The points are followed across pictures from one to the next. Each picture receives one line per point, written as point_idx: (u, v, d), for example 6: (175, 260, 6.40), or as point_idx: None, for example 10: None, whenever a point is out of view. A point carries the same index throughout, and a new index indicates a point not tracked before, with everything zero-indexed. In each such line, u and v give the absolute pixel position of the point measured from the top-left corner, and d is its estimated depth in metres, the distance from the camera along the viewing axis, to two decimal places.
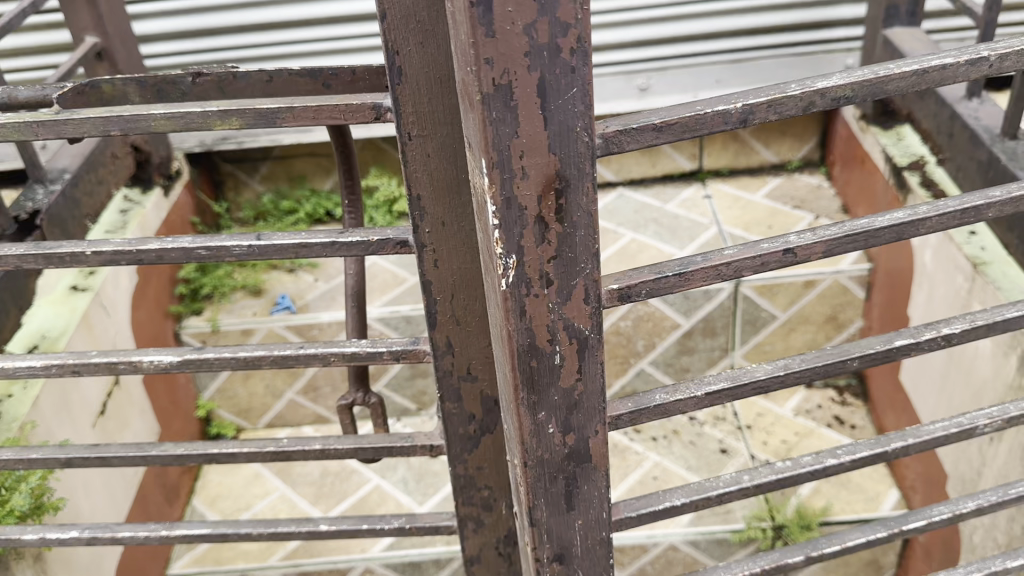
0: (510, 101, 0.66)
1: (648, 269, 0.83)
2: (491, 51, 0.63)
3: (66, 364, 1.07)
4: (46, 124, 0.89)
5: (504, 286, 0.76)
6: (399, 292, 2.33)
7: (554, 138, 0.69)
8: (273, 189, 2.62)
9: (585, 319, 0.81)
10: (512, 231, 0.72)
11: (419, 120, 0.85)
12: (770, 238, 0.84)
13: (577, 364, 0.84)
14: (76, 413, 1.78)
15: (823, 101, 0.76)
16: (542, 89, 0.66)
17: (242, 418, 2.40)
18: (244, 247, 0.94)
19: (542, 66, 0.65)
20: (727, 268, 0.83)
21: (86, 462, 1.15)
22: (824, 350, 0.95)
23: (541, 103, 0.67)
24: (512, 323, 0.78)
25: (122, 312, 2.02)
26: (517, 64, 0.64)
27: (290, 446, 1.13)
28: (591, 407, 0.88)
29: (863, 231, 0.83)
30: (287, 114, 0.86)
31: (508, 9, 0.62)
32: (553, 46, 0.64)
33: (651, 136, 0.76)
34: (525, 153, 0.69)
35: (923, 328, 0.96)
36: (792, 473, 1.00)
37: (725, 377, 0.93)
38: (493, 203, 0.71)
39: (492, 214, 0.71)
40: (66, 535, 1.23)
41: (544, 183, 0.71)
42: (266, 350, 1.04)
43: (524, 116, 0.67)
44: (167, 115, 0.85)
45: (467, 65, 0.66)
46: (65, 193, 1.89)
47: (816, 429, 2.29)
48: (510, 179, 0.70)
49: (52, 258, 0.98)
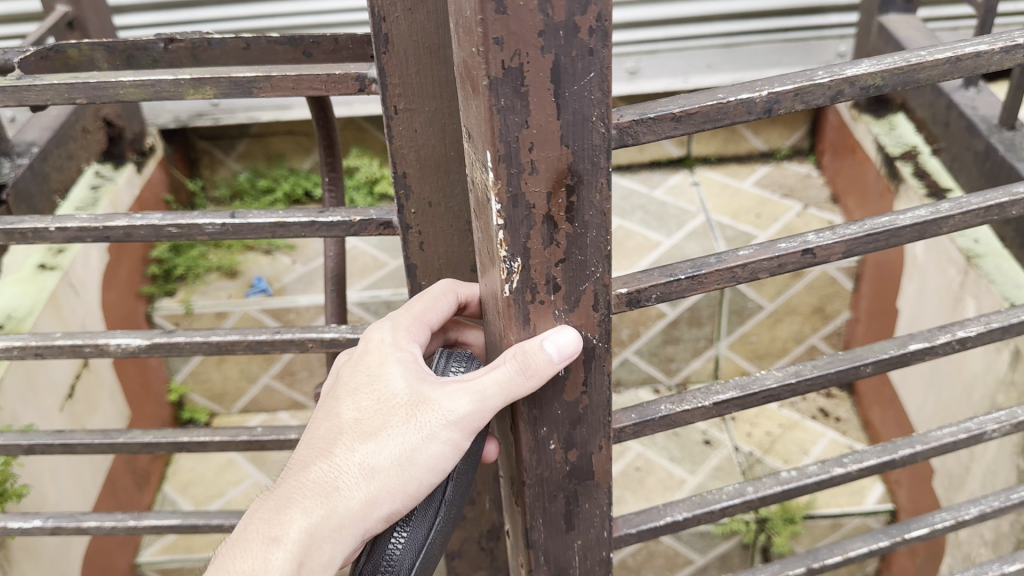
0: (521, 86, 0.61)
1: (660, 271, 0.79)
2: (501, 29, 0.58)
3: (28, 346, 1.00)
4: (5, 90, 0.82)
5: (507, 292, 0.71)
6: (381, 276, 2.27)
7: (566, 129, 0.64)
8: (250, 167, 2.55)
9: (594, 329, 0.77)
10: (518, 231, 0.68)
11: (405, 92, 0.79)
12: (787, 237, 0.80)
13: (582, 377, 0.79)
14: (42, 395, 1.72)
15: (852, 90, 0.72)
16: (556, 72, 0.60)
17: (215, 403, 2.34)
18: (216, 226, 0.89)
19: (557, 47, 0.59)
20: (742, 270, 0.79)
21: (49, 449, 1.08)
22: (836, 355, 0.91)
23: (555, 89, 0.61)
24: (514, 332, 0.74)
25: (92, 292, 1.95)
26: (529, 44, 0.59)
27: (265, 435, 1.08)
28: (596, 421, 0.83)
29: (883, 228, 0.79)
30: (264, 84, 0.81)
31: None
32: (570, 25, 0.59)
33: (669, 126, 0.71)
34: (535, 145, 0.64)
35: (937, 331, 0.92)
36: (797, 483, 0.96)
37: (734, 384, 0.89)
38: (497, 198, 0.66)
39: (496, 211, 0.66)
40: (29, 524, 1.17)
41: (555, 178, 0.66)
42: (239, 334, 0.99)
43: (536, 104, 0.62)
44: (136, 83, 0.80)
45: (473, 46, 0.60)
46: (32, 167, 1.80)
47: (801, 421, 2.26)
48: (518, 174, 0.65)
49: (13, 234, 0.92)
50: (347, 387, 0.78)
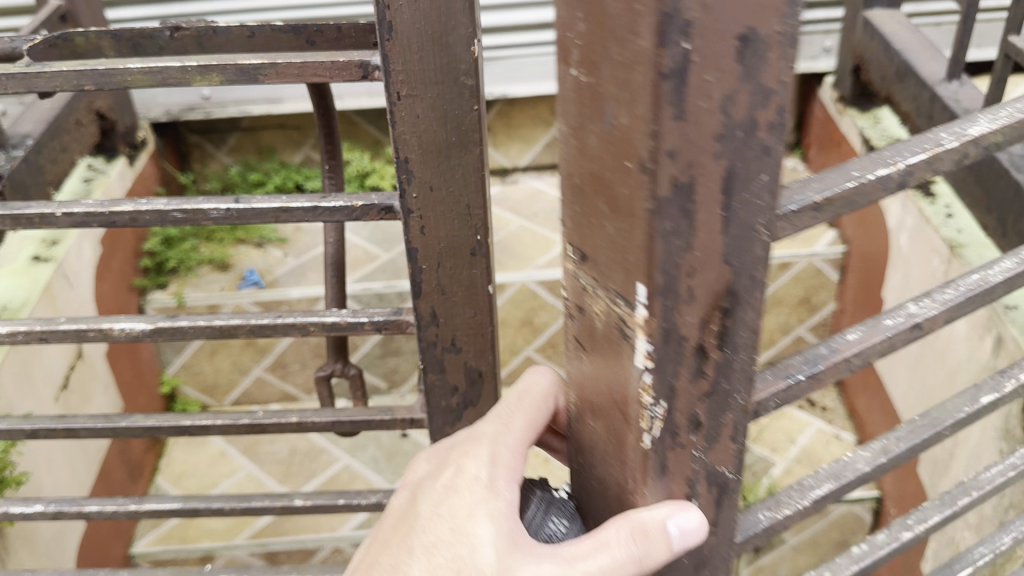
0: (688, 204, 0.47)
1: (772, 371, 0.66)
2: (672, 138, 0.44)
3: (32, 331, 1.02)
4: (14, 76, 0.83)
5: (645, 443, 0.59)
6: (373, 269, 2.29)
7: (730, 246, 0.50)
8: (241, 161, 2.56)
9: (732, 464, 0.64)
10: (664, 373, 0.55)
11: (407, 79, 0.81)
12: (887, 310, 0.70)
13: (712, 514, 0.67)
14: (37, 385, 1.72)
15: (975, 149, 0.64)
16: (729, 183, 0.48)
17: (207, 396, 2.35)
18: (221, 211, 0.90)
19: (731, 152, 0.46)
20: (856, 359, 0.68)
21: (52, 434, 1.09)
22: (913, 420, 0.83)
23: (723, 201, 0.48)
24: (647, 484, 0.62)
25: (85, 283, 1.95)
26: (702, 152, 0.46)
27: (266, 418, 1.09)
28: (715, 560, 0.73)
29: (981, 289, 0.72)
30: (270, 71, 0.82)
31: (704, 77, 0.43)
32: (749, 122, 0.46)
33: (809, 217, 0.59)
34: (695, 270, 0.50)
35: (1000, 377, 0.87)
36: (871, 559, 0.87)
37: (827, 476, 0.79)
38: (649, 340, 0.53)
39: (644, 351, 0.54)
40: (31, 509, 1.18)
41: (711, 305, 0.52)
42: (241, 319, 1.00)
43: (700, 222, 0.48)
44: (143, 70, 0.81)
45: (623, 158, 0.47)
46: (27, 159, 1.81)
47: (788, 411, 2.32)
48: (673, 308, 0.51)
49: (19, 220, 0.94)
50: (424, 542, 0.65)
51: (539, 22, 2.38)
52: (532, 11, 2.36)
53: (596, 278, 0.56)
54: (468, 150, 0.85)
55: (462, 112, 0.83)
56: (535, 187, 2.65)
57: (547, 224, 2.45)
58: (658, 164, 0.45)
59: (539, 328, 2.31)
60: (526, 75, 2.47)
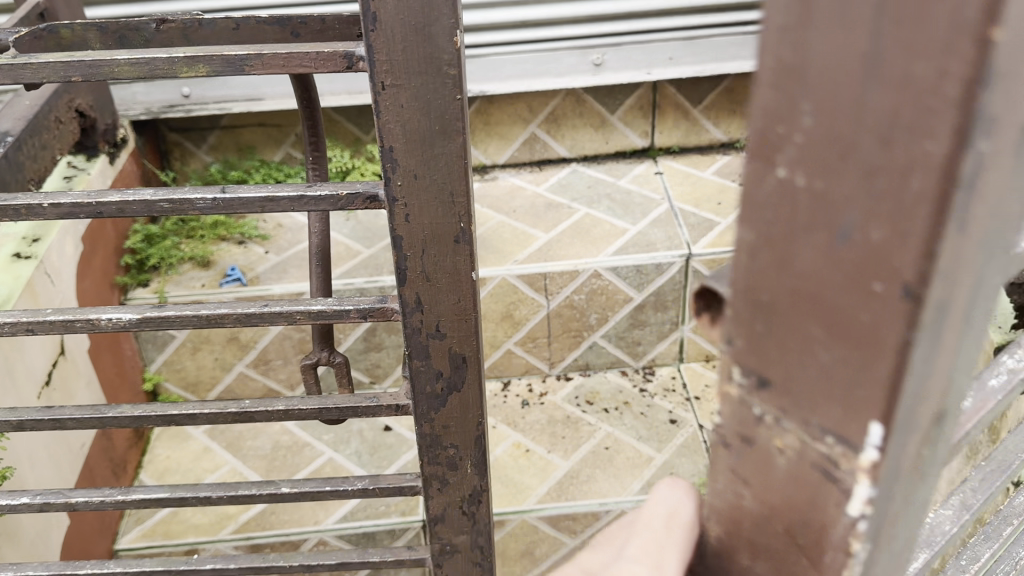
0: (942, 331, 0.38)
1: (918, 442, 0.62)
2: (952, 256, 0.35)
3: (20, 322, 1.03)
4: (1, 68, 0.85)
5: None
6: (354, 264, 2.31)
7: (955, 365, 0.42)
8: (221, 159, 2.58)
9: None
10: (879, 523, 0.44)
11: (392, 69, 0.84)
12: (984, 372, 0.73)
13: None
14: (20, 381, 1.73)
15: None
16: (972, 297, 0.39)
17: (189, 392, 2.37)
18: (208, 201, 0.93)
19: (982, 263, 0.38)
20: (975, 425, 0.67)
21: (39, 425, 1.11)
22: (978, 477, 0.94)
23: (964, 317, 0.40)
24: None
25: (67, 279, 1.96)
26: (965, 270, 0.37)
27: (253, 407, 1.11)
28: None
29: None
30: (256, 62, 0.84)
31: (991, 174, 0.34)
32: (1002, 223, 0.38)
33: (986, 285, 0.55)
34: (924, 401, 0.41)
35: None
36: None
37: (920, 544, 0.86)
38: (874, 486, 0.42)
39: (865, 507, 0.42)
40: (17, 501, 1.18)
41: (923, 435, 0.44)
42: (229, 308, 1.02)
43: (945, 346, 0.39)
44: (131, 61, 0.84)
45: (869, 281, 0.36)
46: (8, 156, 1.80)
47: None
48: (902, 451, 0.42)
49: (7, 211, 0.95)
50: None
51: (516, 21, 2.41)
52: (509, 10, 2.39)
53: (780, 413, 0.44)
54: (451, 138, 0.88)
55: (445, 101, 0.86)
56: (514, 183, 2.68)
57: (526, 220, 2.48)
58: (928, 290, 0.35)
59: (519, 321, 2.35)
60: (504, 73, 2.49)
